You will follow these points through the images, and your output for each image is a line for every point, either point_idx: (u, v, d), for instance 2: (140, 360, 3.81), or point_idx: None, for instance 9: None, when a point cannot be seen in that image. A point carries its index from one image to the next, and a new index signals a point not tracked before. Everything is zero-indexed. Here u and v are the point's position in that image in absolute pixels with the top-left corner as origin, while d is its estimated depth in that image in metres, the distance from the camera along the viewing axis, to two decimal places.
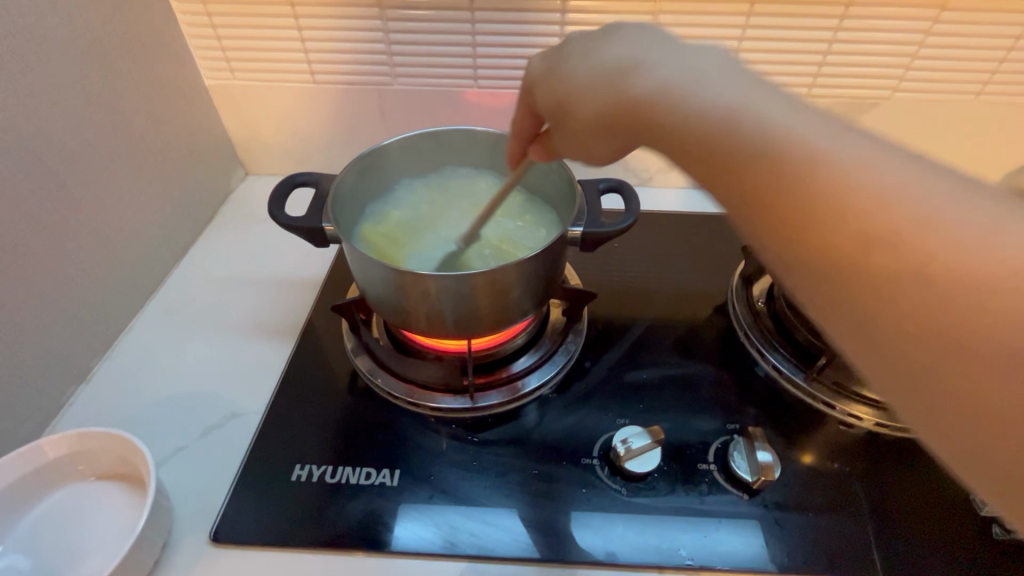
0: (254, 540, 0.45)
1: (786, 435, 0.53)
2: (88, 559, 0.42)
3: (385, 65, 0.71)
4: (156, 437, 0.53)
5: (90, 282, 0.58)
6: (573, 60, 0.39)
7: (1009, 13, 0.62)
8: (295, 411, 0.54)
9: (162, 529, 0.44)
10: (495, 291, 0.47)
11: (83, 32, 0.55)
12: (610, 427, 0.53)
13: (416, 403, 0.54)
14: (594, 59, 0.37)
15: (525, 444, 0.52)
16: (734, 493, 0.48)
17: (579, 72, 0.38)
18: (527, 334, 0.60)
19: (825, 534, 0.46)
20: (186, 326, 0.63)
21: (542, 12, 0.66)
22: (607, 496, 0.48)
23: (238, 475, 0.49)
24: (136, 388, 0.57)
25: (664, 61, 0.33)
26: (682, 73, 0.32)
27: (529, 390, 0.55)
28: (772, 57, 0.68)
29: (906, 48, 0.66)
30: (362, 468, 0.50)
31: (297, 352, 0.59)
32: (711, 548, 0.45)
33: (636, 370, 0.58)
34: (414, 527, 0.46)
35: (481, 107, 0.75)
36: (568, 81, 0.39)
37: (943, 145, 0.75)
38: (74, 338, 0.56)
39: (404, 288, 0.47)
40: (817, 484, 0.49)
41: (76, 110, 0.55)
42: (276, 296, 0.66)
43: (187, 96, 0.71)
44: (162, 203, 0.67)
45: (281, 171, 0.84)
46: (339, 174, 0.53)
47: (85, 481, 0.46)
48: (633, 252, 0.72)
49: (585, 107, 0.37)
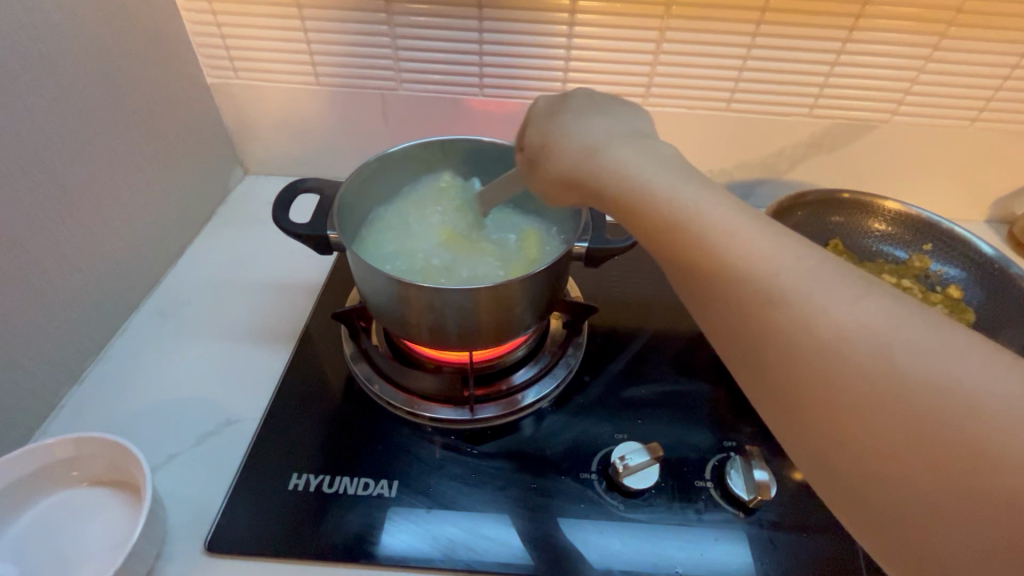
0: (250, 549, 0.45)
1: (781, 451, 0.53)
2: (78, 570, 0.41)
3: (390, 69, 0.71)
4: (149, 442, 0.52)
5: (85, 282, 0.57)
6: (557, 128, 0.40)
7: (1006, 42, 0.63)
8: (292, 420, 0.54)
9: (157, 537, 0.43)
10: (498, 306, 0.47)
11: (86, 28, 0.54)
12: (608, 442, 0.53)
13: (416, 413, 0.54)
14: (573, 130, 0.39)
15: (523, 458, 0.52)
16: (730, 512, 0.48)
17: (563, 134, 0.40)
18: (527, 347, 0.60)
19: (817, 553, 0.47)
20: (182, 329, 0.62)
21: (549, 25, 0.66)
22: (604, 512, 0.48)
23: (234, 482, 0.49)
24: (130, 390, 0.56)
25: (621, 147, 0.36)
26: (640, 160, 0.35)
27: (528, 404, 0.55)
28: (777, 77, 0.69)
29: (906, 73, 0.67)
30: (360, 478, 0.50)
31: (296, 359, 0.59)
32: (707, 566, 0.46)
33: (635, 386, 0.58)
34: (410, 538, 0.46)
35: (486, 115, 0.75)
36: (556, 135, 0.40)
37: (938, 169, 0.77)
38: (69, 339, 0.56)
39: (408, 299, 0.47)
40: (811, 502, 0.50)
41: (78, 109, 0.54)
42: (275, 300, 0.66)
43: (189, 97, 0.70)
44: (160, 202, 0.66)
45: (280, 171, 0.83)
46: (344, 181, 0.53)
47: (78, 486, 0.46)
48: (634, 265, 0.73)
49: (568, 159, 0.38)
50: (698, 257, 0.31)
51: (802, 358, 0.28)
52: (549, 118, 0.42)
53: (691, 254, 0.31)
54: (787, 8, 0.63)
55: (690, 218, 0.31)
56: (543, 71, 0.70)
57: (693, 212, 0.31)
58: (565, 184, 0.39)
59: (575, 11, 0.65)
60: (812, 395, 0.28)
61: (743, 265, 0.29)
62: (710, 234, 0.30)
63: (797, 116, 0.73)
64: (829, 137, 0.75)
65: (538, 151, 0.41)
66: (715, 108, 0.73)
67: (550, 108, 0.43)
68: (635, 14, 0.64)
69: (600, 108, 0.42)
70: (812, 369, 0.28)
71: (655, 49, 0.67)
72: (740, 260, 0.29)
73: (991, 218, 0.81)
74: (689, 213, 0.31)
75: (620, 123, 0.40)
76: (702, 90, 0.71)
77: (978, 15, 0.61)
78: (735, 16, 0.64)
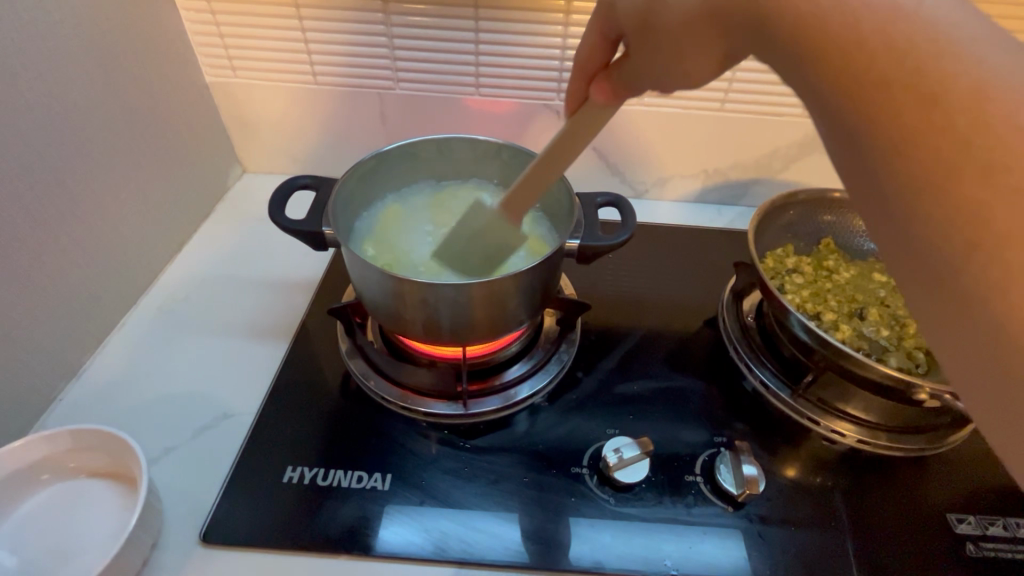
0: (245, 541, 0.45)
1: (770, 447, 0.54)
2: (76, 559, 0.42)
3: (388, 69, 0.72)
4: (146, 436, 0.53)
5: (83, 277, 0.57)
6: None
7: None
8: (288, 414, 0.54)
9: (152, 528, 0.44)
10: (492, 302, 0.48)
11: (86, 26, 0.55)
12: (600, 437, 0.54)
13: (410, 408, 0.55)
14: None
15: (516, 452, 0.52)
16: (719, 506, 0.49)
17: None
18: (521, 343, 0.61)
19: (805, 546, 0.47)
20: (180, 324, 0.63)
21: (544, 25, 0.67)
22: (594, 505, 0.49)
23: (230, 475, 0.50)
24: (129, 384, 0.57)
25: None
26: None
27: (521, 399, 0.56)
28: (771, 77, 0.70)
29: None
30: (354, 471, 0.50)
31: (292, 354, 0.60)
32: (696, 560, 0.46)
33: (627, 382, 0.59)
34: (403, 531, 0.47)
35: (482, 114, 0.76)
36: None
37: None
38: (67, 334, 0.56)
39: (402, 295, 0.47)
40: (799, 497, 0.51)
41: (77, 107, 0.55)
42: (272, 296, 0.66)
43: (188, 95, 0.71)
44: (159, 199, 0.67)
45: (279, 170, 0.84)
46: (341, 178, 0.53)
47: (75, 478, 0.46)
48: (628, 263, 0.74)
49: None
50: (903, 49, 0.25)
51: (1011, 243, 0.22)
52: None
53: (895, 51, 0.25)
54: None
55: (963, 66, 0.24)
56: (539, 71, 0.71)
57: (971, 58, 0.24)
58: (704, 21, 0.35)
59: (570, 12, 0.65)
60: (1003, 298, 0.23)
61: (957, 66, 0.24)
62: (908, 36, 0.25)
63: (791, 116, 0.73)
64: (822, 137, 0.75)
65: (646, 18, 0.38)
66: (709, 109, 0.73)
67: None
68: None
69: None
70: (1019, 265, 0.22)
71: None
72: (955, 69, 0.24)
73: None
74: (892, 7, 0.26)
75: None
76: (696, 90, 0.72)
77: None
78: None
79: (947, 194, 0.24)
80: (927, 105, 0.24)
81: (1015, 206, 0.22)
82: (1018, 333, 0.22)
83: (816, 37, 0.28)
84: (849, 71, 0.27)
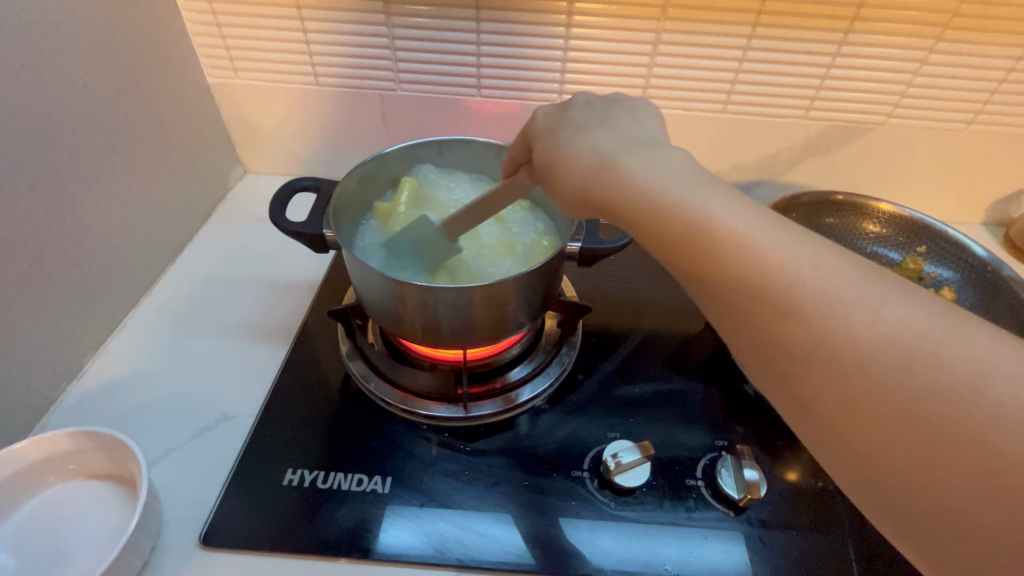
0: (245, 544, 0.45)
1: (772, 451, 0.54)
2: (76, 561, 0.42)
3: (389, 70, 0.72)
4: (146, 437, 0.53)
5: (84, 278, 0.57)
6: (565, 132, 0.42)
7: (1001, 45, 0.64)
8: (288, 416, 0.54)
9: (152, 530, 0.44)
10: (492, 304, 0.48)
11: (86, 27, 0.55)
12: (601, 441, 0.53)
13: (410, 411, 0.55)
14: (585, 137, 0.41)
15: (516, 455, 0.52)
16: (720, 510, 0.49)
17: (570, 146, 0.41)
18: (522, 345, 0.61)
19: (806, 551, 0.47)
20: (181, 326, 0.63)
21: (546, 26, 0.66)
22: (595, 509, 0.49)
23: (230, 477, 0.50)
24: (130, 385, 0.57)
25: (638, 152, 0.37)
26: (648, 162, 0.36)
27: (522, 401, 0.56)
28: (773, 78, 0.69)
29: (901, 75, 0.67)
30: (354, 474, 0.50)
31: (293, 356, 0.60)
32: (696, 564, 0.46)
33: (628, 385, 0.59)
34: (403, 534, 0.47)
35: (483, 115, 0.76)
36: (558, 150, 0.42)
37: (934, 171, 0.77)
38: (68, 335, 0.56)
39: (402, 297, 0.47)
40: (801, 502, 0.50)
41: (78, 107, 0.55)
42: (273, 297, 0.66)
43: (189, 97, 0.71)
44: (159, 200, 0.67)
45: (280, 171, 0.84)
46: (341, 180, 0.53)
47: (76, 479, 0.46)
48: (630, 265, 0.73)
49: (575, 175, 0.40)
50: (704, 261, 0.32)
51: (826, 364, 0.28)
52: (548, 137, 0.43)
53: (696, 264, 0.32)
54: (782, 12, 0.63)
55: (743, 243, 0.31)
56: (540, 71, 0.71)
57: (739, 234, 0.31)
58: (579, 200, 0.40)
59: (572, 12, 0.65)
60: (838, 405, 0.28)
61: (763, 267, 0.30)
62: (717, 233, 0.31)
63: (794, 117, 0.73)
64: (825, 138, 0.75)
65: (547, 170, 0.43)
66: (711, 110, 0.73)
67: (549, 121, 0.44)
68: (631, 16, 0.65)
69: (597, 121, 0.42)
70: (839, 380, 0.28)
71: (652, 51, 0.68)
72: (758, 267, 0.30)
73: (989, 221, 0.82)
74: (697, 213, 0.32)
75: (618, 122, 0.41)
76: (699, 92, 0.71)
77: (974, 18, 0.62)
78: (731, 18, 0.64)
79: (748, 312, 0.31)
80: (711, 263, 0.32)
81: (811, 333, 0.29)
82: (861, 431, 0.28)
83: (654, 227, 0.34)
84: (684, 259, 0.33)
